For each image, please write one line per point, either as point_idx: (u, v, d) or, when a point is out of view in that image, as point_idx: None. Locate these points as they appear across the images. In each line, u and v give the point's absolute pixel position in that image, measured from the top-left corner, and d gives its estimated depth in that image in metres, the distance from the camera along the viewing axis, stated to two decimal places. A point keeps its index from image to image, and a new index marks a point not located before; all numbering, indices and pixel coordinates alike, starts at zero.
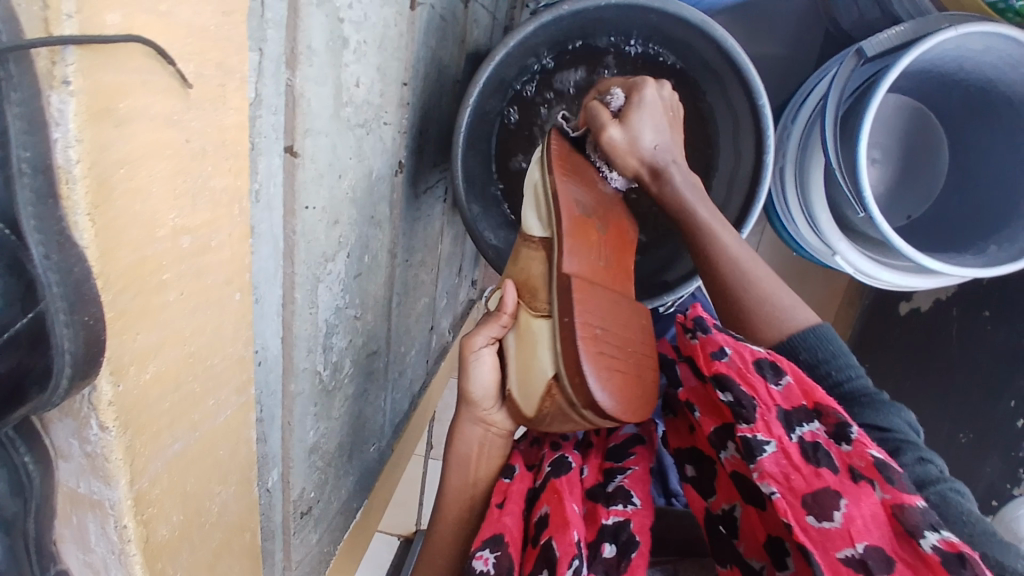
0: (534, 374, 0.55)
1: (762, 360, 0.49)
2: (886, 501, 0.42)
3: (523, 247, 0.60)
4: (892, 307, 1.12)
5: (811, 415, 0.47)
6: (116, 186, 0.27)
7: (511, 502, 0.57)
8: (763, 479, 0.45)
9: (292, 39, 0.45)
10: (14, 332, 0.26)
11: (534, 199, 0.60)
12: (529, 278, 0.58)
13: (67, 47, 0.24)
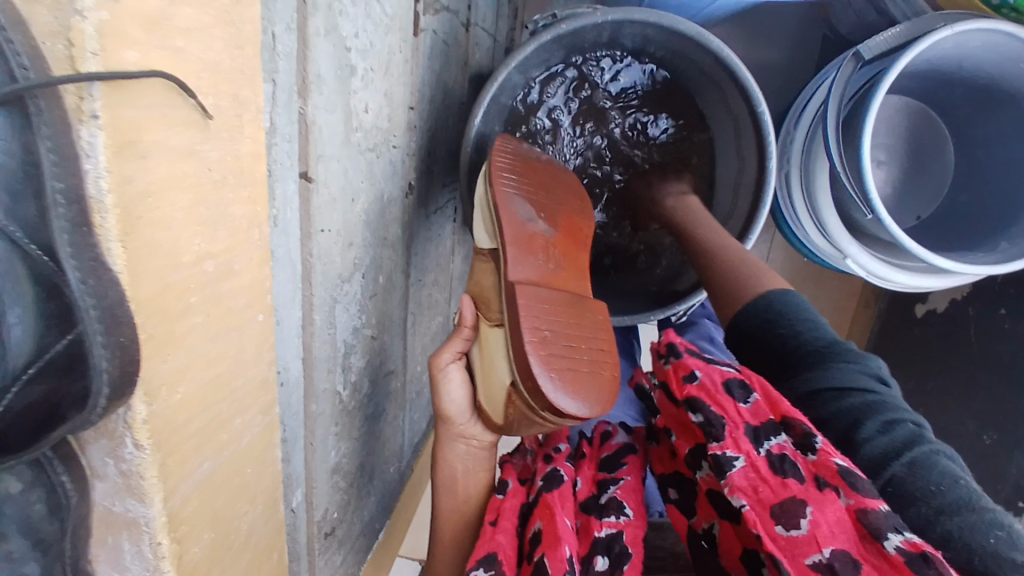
0: (494, 382, 0.55)
1: (731, 380, 0.51)
2: (850, 506, 0.42)
3: (477, 263, 0.61)
4: (908, 306, 1.11)
5: (778, 427, 0.48)
6: (141, 216, 0.29)
7: (505, 519, 0.57)
8: (732, 493, 0.46)
9: (303, 71, 0.47)
10: (52, 355, 0.27)
11: (483, 215, 0.60)
12: (482, 291, 0.59)
13: (93, 84, 0.26)
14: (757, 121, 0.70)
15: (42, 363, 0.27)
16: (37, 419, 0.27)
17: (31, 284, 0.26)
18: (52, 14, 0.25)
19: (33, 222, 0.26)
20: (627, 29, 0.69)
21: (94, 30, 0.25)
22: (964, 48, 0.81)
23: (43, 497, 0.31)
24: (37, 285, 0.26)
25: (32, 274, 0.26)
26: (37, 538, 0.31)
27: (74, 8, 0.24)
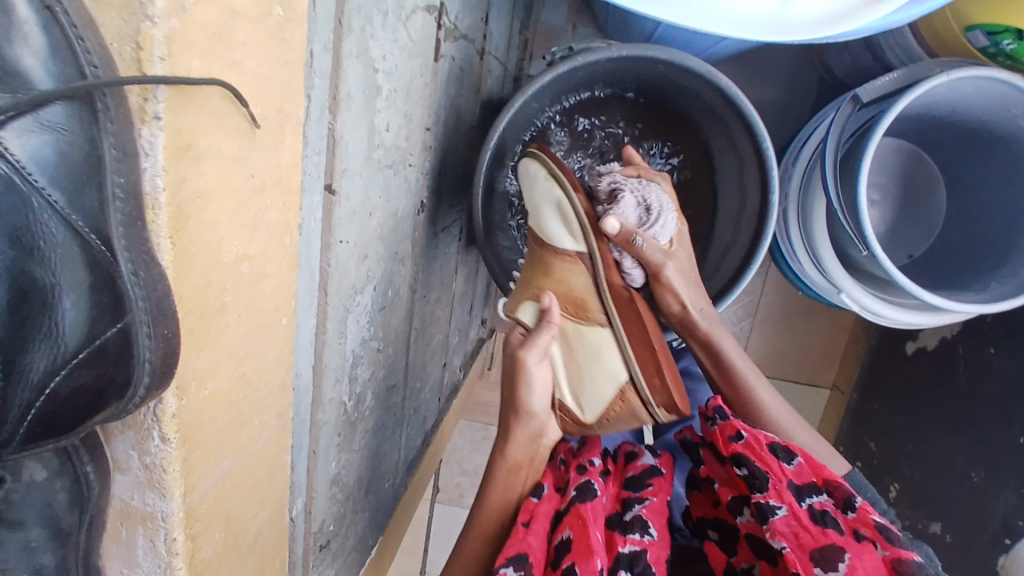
0: (603, 378, 0.64)
1: (775, 441, 0.54)
2: (886, 557, 0.45)
3: (556, 261, 0.66)
4: (899, 343, 1.14)
5: (820, 488, 0.50)
6: (192, 215, 0.30)
7: (537, 522, 0.57)
8: (774, 536, 0.49)
9: (334, 88, 0.49)
10: (103, 341, 0.30)
11: (558, 214, 0.64)
12: (573, 291, 0.65)
13: (159, 86, 0.27)
14: (761, 156, 0.74)
15: (95, 347, 0.30)
16: (82, 401, 0.30)
17: (90, 272, 0.29)
18: (124, 19, 0.26)
19: (97, 217, 0.28)
20: (638, 66, 0.73)
21: (163, 36, 0.26)
22: (958, 92, 0.85)
23: (67, 486, 0.32)
24: (94, 272, 0.29)
25: (91, 262, 0.29)
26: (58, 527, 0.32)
27: (146, 15, 0.26)
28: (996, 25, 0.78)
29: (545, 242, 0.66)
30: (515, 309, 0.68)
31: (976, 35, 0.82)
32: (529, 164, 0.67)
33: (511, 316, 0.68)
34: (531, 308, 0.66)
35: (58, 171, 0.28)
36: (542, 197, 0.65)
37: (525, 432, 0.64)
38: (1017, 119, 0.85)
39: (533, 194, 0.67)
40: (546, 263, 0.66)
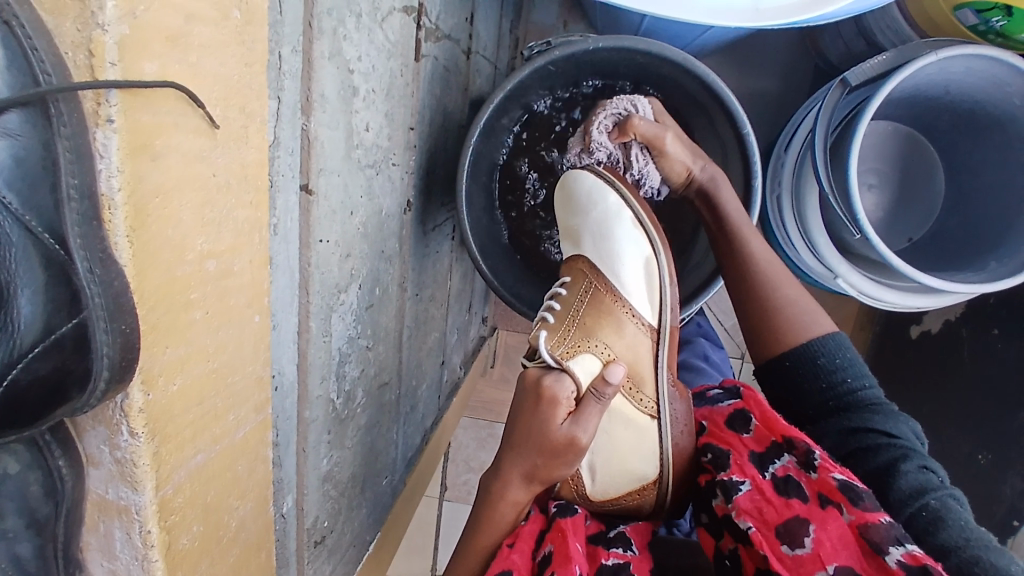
0: (639, 469, 0.62)
1: (734, 418, 0.60)
2: (853, 522, 0.47)
3: (629, 325, 0.64)
4: (901, 328, 1.11)
5: (782, 449, 0.54)
6: (152, 213, 0.31)
7: (522, 541, 0.55)
8: (740, 515, 0.51)
9: (307, 89, 0.51)
10: (59, 334, 0.31)
11: (645, 279, 0.66)
12: (639, 364, 0.64)
13: (111, 90, 0.28)
14: (746, 147, 0.73)
15: (51, 341, 0.31)
16: (43, 392, 0.31)
17: (47, 269, 0.30)
18: (77, 27, 0.27)
19: (53, 217, 0.29)
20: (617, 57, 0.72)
21: (114, 42, 0.27)
22: (950, 73, 0.84)
23: (40, 478, 0.33)
24: (49, 269, 0.30)
25: (46, 260, 0.30)
26: (32, 516, 0.33)
27: (97, 22, 0.27)
28: (984, 2, 0.77)
29: (615, 289, 0.65)
30: (568, 356, 0.61)
31: (965, 14, 0.81)
32: (602, 200, 0.68)
33: (558, 366, 0.60)
34: (593, 363, 0.61)
35: (13, 173, 0.29)
36: (622, 238, 0.66)
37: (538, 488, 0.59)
38: (1010, 97, 0.84)
39: (612, 230, 0.66)
40: (613, 320, 0.64)
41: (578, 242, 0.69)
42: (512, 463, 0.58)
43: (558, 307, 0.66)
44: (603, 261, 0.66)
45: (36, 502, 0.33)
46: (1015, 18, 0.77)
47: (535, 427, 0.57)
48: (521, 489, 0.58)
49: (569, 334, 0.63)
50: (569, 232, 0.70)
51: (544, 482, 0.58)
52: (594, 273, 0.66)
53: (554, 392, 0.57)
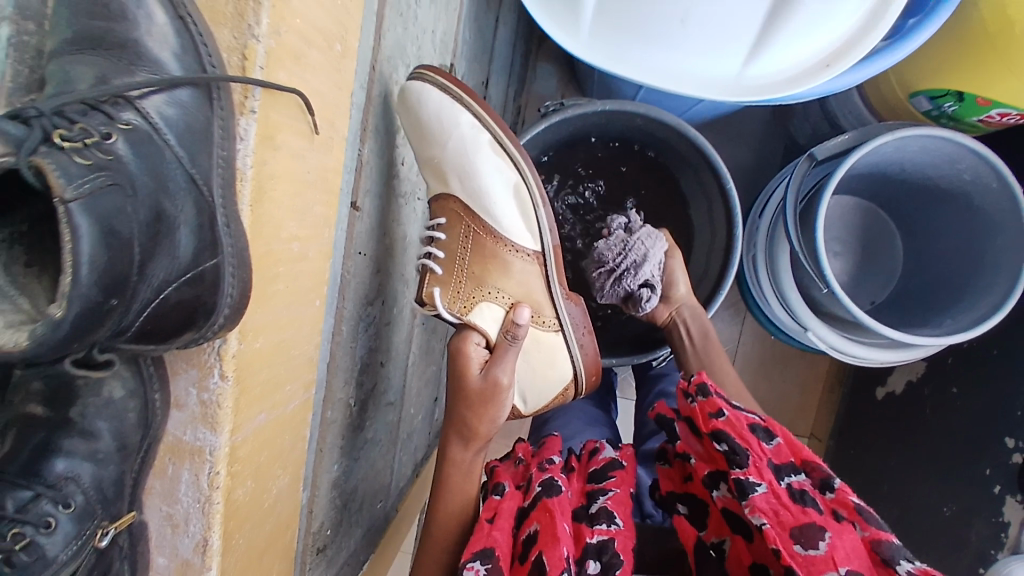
0: (555, 380, 0.64)
1: (756, 424, 0.61)
2: (867, 537, 0.51)
3: (517, 260, 0.60)
4: (870, 389, 1.21)
5: (798, 470, 0.58)
6: (267, 192, 0.37)
7: (502, 518, 0.55)
8: (755, 513, 0.54)
9: (364, 120, 0.59)
10: (203, 268, 0.35)
11: (519, 203, 0.60)
12: (531, 293, 0.61)
13: (257, 88, 0.35)
14: (727, 200, 0.83)
15: (194, 272, 0.35)
16: (180, 316, 0.35)
17: (195, 215, 0.35)
18: (234, 35, 0.35)
19: (204, 168, 0.35)
20: (620, 118, 0.82)
21: (263, 50, 0.35)
22: (906, 150, 0.94)
23: (138, 407, 0.36)
24: (199, 215, 0.35)
25: (197, 208, 0.35)
26: (122, 446, 0.36)
27: (252, 34, 0.35)
28: (937, 88, 0.80)
29: (493, 230, 0.59)
30: (467, 311, 0.59)
31: (920, 100, 0.84)
32: (454, 120, 0.57)
33: (460, 323, 0.59)
34: (494, 312, 0.59)
35: (182, 130, 0.34)
36: (488, 171, 0.58)
37: (480, 447, 0.60)
38: (961, 172, 0.94)
39: (476, 164, 0.58)
40: (499, 263, 0.60)
41: (444, 179, 0.60)
42: (450, 424, 0.60)
43: (443, 254, 0.60)
44: (475, 201, 0.59)
45: (130, 431, 0.36)
46: (965, 104, 0.79)
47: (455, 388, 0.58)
48: (461, 449, 0.60)
49: (462, 285, 0.60)
50: (428, 164, 0.60)
51: (481, 440, 0.59)
52: (470, 215, 0.60)
53: (460, 347, 0.58)
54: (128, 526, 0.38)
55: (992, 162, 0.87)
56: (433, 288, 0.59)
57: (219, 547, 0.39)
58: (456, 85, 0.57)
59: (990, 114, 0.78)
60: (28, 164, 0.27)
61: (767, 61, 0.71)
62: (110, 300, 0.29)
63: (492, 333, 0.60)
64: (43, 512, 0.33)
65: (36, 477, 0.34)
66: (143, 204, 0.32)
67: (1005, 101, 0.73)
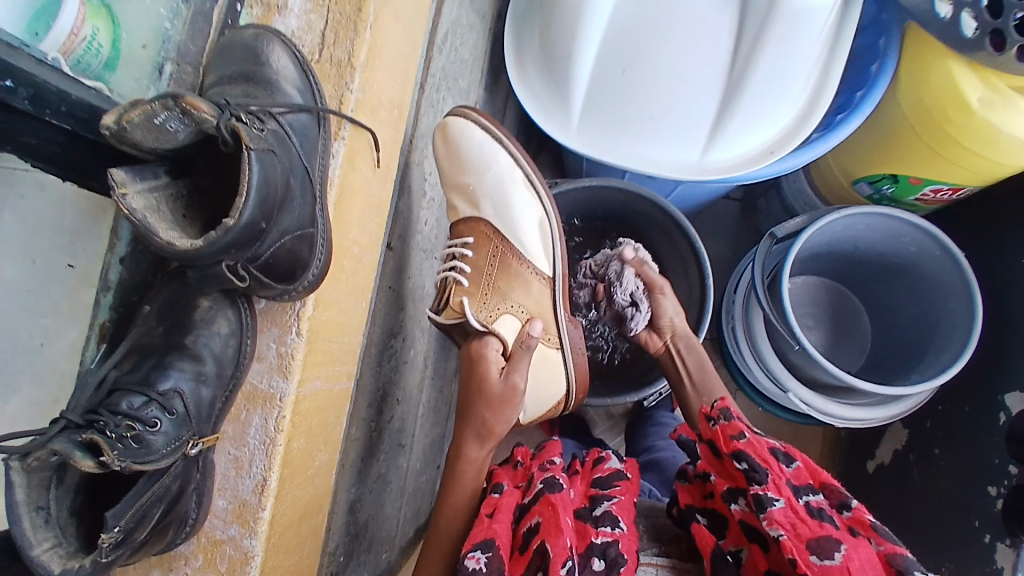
0: (551, 391, 0.73)
1: (776, 448, 0.61)
2: (882, 551, 0.51)
3: (533, 281, 0.71)
4: (861, 465, 1.19)
5: (818, 491, 0.57)
6: (343, 195, 0.50)
7: (502, 513, 0.60)
8: (772, 525, 0.54)
9: (401, 183, 0.76)
10: (313, 229, 0.45)
11: (541, 234, 0.72)
12: (541, 308, 0.71)
13: (348, 123, 0.50)
14: (699, 258, 0.96)
15: (306, 231, 0.45)
16: (284, 270, 0.44)
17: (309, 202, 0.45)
18: (334, 89, 0.50)
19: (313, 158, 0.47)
20: (604, 194, 0.98)
21: (354, 99, 0.50)
22: (854, 229, 1.08)
23: (234, 350, 0.46)
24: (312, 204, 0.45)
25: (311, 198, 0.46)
26: (215, 379, 0.45)
27: (348, 89, 0.50)
28: (873, 175, 1.00)
29: (518, 253, 0.71)
30: (492, 320, 0.69)
31: (862, 186, 1.04)
32: (494, 162, 0.70)
33: (485, 329, 0.69)
34: (512, 324, 0.70)
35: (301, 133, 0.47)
36: (519, 203, 0.71)
37: (492, 447, 0.67)
38: (907, 246, 1.07)
39: (507, 196, 0.71)
40: (521, 281, 0.71)
41: (477, 204, 0.72)
42: (467, 423, 0.67)
43: (469, 269, 0.71)
44: (505, 225, 0.71)
45: (225, 365, 0.45)
46: (901, 185, 0.98)
47: (479, 386, 0.67)
48: (477, 447, 0.67)
49: (487, 297, 0.70)
50: (463, 190, 0.72)
51: (494, 439, 0.67)
52: (499, 237, 0.71)
53: (481, 351, 0.68)
54: (210, 447, 0.45)
55: (932, 234, 1.00)
56: (462, 297, 0.70)
57: (274, 487, 0.45)
58: (496, 127, 0.70)
59: (924, 191, 0.96)
60: (226, 124, 0.38)
61: (728, 147, 0.86)
62: (259, 224, 0.39)
63: (509, 340, 0.69)
64: (153, 413, 0.41)
65: (150, 386, 0.43)
66: (296, 172, 0.44)
67: (936, 179, 0.91)
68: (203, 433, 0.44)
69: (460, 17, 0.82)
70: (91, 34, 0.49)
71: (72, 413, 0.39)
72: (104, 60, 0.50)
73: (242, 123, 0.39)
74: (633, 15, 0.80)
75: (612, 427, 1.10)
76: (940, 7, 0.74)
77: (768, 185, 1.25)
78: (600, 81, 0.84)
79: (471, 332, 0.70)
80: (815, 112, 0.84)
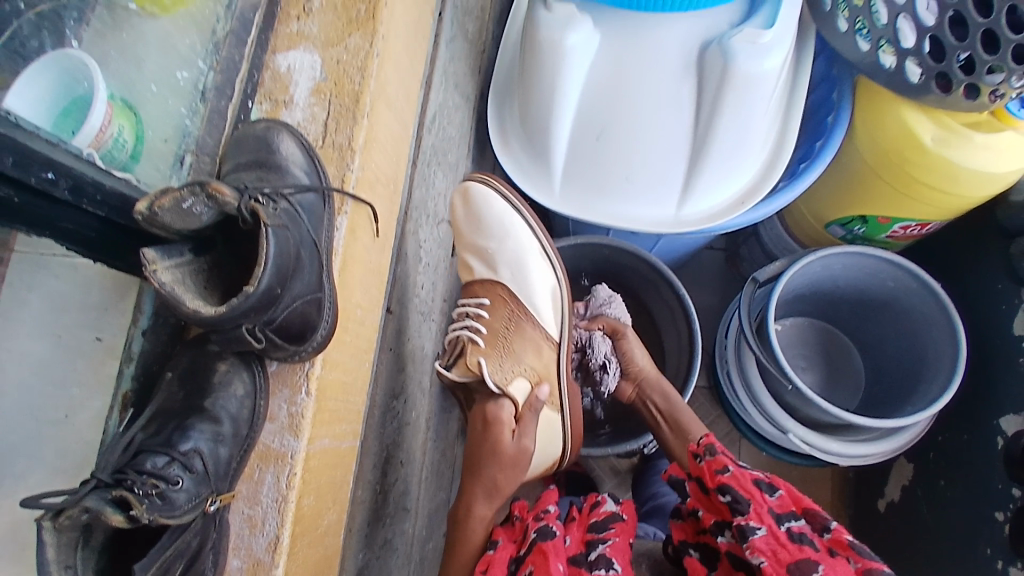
0: (546, 451, 0.76)
1: (759, 478, 0.62)
2: (859, 569, 0.53)
3: (545, 346, 0.76)
4: (871, 504, 1.17)
5: (798, 516, 0.59)
6: (345, 263, 0.55)
7: (496, 566, 0.62)
8: (754, 553, 0.58)
9: (398, 249, 0.81)
10: (322, 293, 0.50)
11: (552, 300, 0.78)
12: (545, 370, 0.76)
13: (349, 199, 0.55)
14: (684, 306, 1.00)
15: (315, 295, 0.49)
16: (295, 333, 0.48)
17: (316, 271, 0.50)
18: (336, 170, 0.56)
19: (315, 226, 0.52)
20: (589, 249, 1.04)
21: (355, 178, 0.56)
22: (832, 268, 1.13)
23: (248, 411, 0.49)
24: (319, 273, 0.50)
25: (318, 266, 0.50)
26: (231, 440, 0.48)
27: (349, 170, 0.56)
28: (845, 216, 1.06)
29: (533, 315, 0.76)
30: (507, 383, 0.71)
31: (835, 228, 1.11)
32: (514, 232, 0.77)
33: (499, 392, 0.70)
34: (521, 385, 0.72)
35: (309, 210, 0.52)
36: (536, 270, 0.77)
37: (501, 503, 0.68)
38: (885, 281, 1.11)
39: (526, 262, 0.77)
40: (533, 344, 0.75)
41: (495, 268, 0.77)
42: (477, 483, 0.68)
43: (484, 330, 0.75)
44: (522, 289, 0.76)
45: (241, 424, 0.48)
46: (871, 225, 1.04)
47: (491, 449, 0.68)
48: (487, 505, 0.68)
49: (502, 360, 0.73)
50: (481, 253, 0.78)
51: (503, 498, 0.68)
52: (515, 300, 0.76)
53: (497, 415, 0.69)
54: (226, 504, 0.47)
55: (904, 267, 1.05)
56: (479, 357, 0.72)
57: (287, 545, 0.47)
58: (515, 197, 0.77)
59: (894, 229, 1.03)
60: (245, 205, 0.44)
61: (704, 200, 0.93)
62: (276, 289, 0.44)
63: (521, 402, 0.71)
64: (175, 471, 0.44)
65: (171, 447, 0.46)
66: (306, 243, 0.48)
67: (902, 215, 0.98)
68: (220, 490, 0.47)
69: (447, 100, 0.90)
70: (117, 131, 0.55)
71: (103, 473, 0.42)
72: (129, 153, 0.56)
73: (260, 203, 0.45)
74: (603, 91, 0.88)
75: (618, 481, 1.09)
76: (884, 59, 0.80)
77: (747, 233, 1.31)
78: (578, 148, 0.92)
79: (486, 393, 0.71)
80: (778, 164, 0.93)
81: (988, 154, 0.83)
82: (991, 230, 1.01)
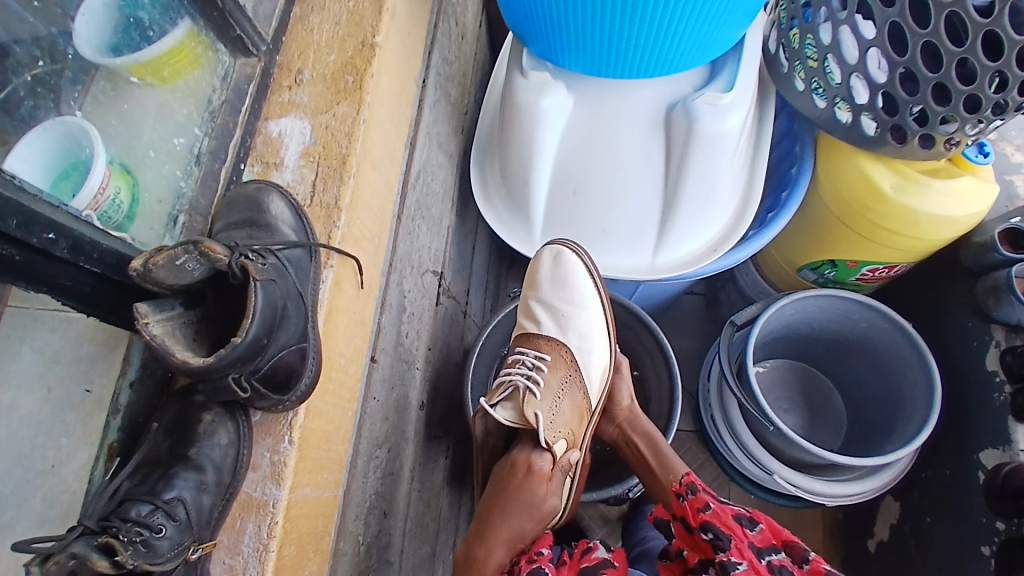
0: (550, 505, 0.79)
1: (740, 513, 0.64)
2: None
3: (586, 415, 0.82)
4: (862, 545, 1.16)
5: (779, 550, 0.61)
6: (331, 313, 0.57)
7: None
8: None
9: (383, 300, 0.83)
10: (308, 341, 0.52)
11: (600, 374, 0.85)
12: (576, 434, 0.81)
13: (335, 253, 0.58)
14: (661, 346, 1.04)
15: (302, 343, 0.51)
16: (280, 380, 0.49)
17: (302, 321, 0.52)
18: (323, 227, 0.60)
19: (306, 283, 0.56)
20: None
21: (341, 234, 0.60)
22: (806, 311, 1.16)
23: (231, 461, 0.50)
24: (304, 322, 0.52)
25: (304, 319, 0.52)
26: (214, 491, 0.49)
27: (335, 226, 0.60)
28: (814, 261, 1.11)
29: (585, 384, 0.82)
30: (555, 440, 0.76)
31: (806, 273, 1.16)
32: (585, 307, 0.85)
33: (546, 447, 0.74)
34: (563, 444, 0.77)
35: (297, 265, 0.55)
36: (597, 346, 0.84)
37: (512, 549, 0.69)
38: (858, 322, 1.15)
39: (593, 337, 0.84)
40: (576, 411, 0.81)
41: (564, 333, 0.84)
42: (502, 526, 0.69)
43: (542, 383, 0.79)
44: (585, 358, 0.83)
45: (224, 474, 0.49)
46: (840, 268, 1.09)
47: (525, 496, 0.71)
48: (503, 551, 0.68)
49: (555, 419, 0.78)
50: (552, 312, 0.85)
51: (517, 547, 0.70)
52: (576, 368, 0.82)
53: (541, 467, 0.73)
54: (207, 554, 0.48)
55: (874, 309, 1.09)
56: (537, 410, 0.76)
57: None
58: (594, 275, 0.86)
59: (862, 272, 1.08)
60: (236, 262, 0.47)
61: (682, 247, 0.97)
62: (264, 338, 0.47)
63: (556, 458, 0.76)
64: (158, 519, 0.46)
65: (156, 495, 0.48)
66: (293, 296, 0.51)
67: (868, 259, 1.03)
68: (201, 539, 0.48)
69: (430, 159, 0.96)
70: (114, 193, 0.58)
71: (90, 520, 0.44)
72: (124, 213, 0.59)
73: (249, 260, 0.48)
74: (578, 150, 0.94)
75: (605, 529, 1.08)
76: (841, 114, 0.87)
77: (724, 278, 1.36)
78: (556, 201, 0.98)
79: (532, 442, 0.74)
80: (747, 214, 0.98)
81: (946, 203, 0.89)
82: (953, 270, 1.06)
